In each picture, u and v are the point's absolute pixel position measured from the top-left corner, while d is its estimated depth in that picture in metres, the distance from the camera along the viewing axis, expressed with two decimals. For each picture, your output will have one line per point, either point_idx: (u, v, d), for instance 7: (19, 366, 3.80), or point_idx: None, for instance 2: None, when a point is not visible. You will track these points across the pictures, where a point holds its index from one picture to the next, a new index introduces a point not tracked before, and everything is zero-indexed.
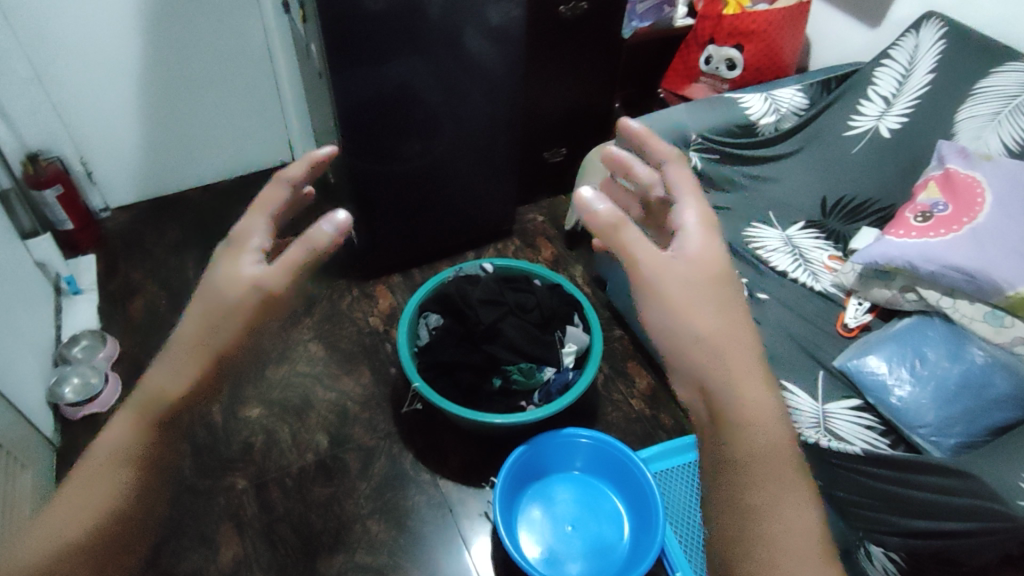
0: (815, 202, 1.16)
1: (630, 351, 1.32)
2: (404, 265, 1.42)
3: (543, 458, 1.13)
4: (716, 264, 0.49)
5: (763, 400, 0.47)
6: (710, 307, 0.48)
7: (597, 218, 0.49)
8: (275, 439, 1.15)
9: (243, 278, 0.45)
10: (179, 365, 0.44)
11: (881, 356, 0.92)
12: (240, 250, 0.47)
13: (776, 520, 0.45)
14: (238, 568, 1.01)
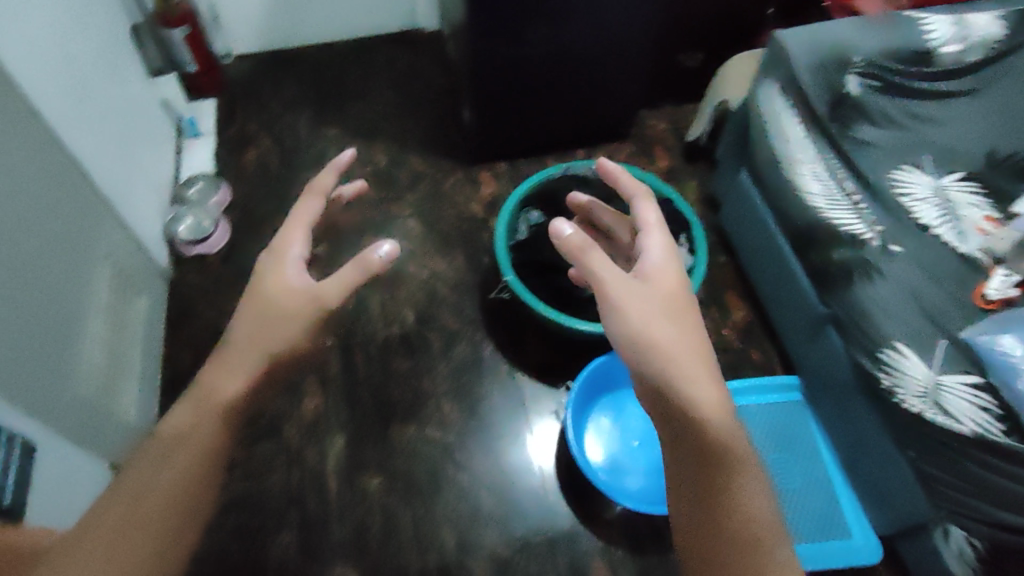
0: (980, 153, 1.02)
1: (732, 281, 1.25)
2: (511, 154, 1.38)
3: (625, 371, 1.11)
4: (670, 283, 0.76)
5: (712, 396, 0.69)
6: (665, 319, 0.73)
7: (570, 238, 0.77)
8: (365, 306, 1.18)
9: (290, 284, 0.72)
10: (235, 369, 0.67)
11: (1019, 337, 0.82)
12: (288, 257, 0.74)
13: (740, 489, 0.64)
14: (318, 419, 1.07)
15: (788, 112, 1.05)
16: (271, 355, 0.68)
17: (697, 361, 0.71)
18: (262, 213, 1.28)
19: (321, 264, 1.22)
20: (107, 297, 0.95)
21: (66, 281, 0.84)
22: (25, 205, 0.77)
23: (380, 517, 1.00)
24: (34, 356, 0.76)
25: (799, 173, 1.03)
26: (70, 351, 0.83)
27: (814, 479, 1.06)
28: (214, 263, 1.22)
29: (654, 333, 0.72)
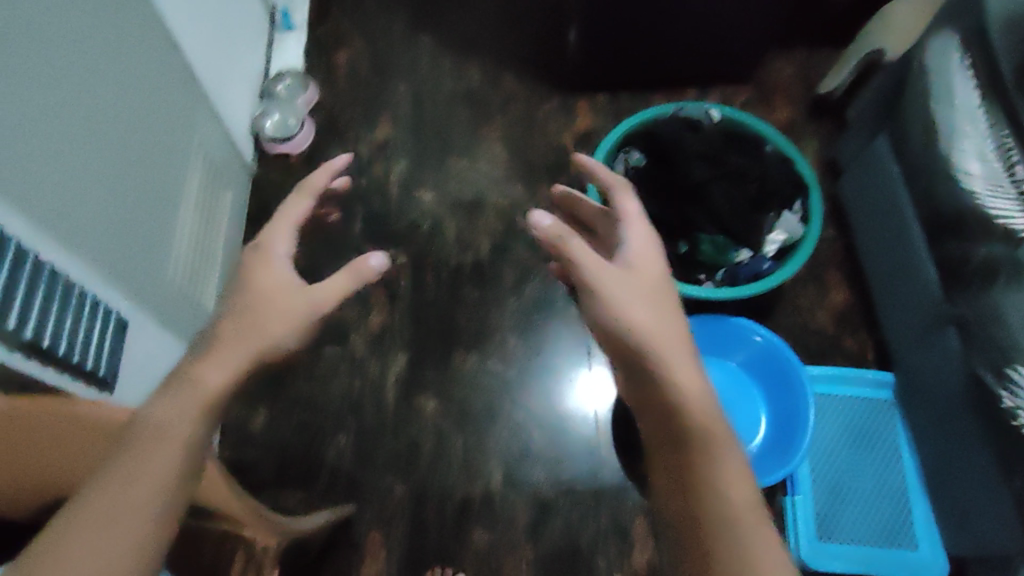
0: None
1: (836, 258, 1.14)
2: (617, 84, 1.25)
3: (705, 338, 1.04)
4: (649, 269, 0.69)
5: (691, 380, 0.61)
6: (644, 301, 0.66)
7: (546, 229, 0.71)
8: (441, 229, 1.13)
9: (282, 279, 0.63)
10: (224, 364, 0.56)
11: None
12: (274, 255, 0.65)
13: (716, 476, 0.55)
14: (384, 333, 1.07)
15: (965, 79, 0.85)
16: (259, 351, 0.59)
17: (680, 343, 0.64)
18: (348, 117, 1.21)
19: (401, 178, 1.17)
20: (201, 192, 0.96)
21: (163, 174, 0.85)
22: (129, 92, 0.76)
23: (433, 438, 1.01)
24: (131, 245, 0.77)
25: (958, 149, 0.86)
26: (162, 242, 0.84)
27: (886, 483, 1.00)
28: (296, 162, 1.18)
29: (636, 317, 0.65)
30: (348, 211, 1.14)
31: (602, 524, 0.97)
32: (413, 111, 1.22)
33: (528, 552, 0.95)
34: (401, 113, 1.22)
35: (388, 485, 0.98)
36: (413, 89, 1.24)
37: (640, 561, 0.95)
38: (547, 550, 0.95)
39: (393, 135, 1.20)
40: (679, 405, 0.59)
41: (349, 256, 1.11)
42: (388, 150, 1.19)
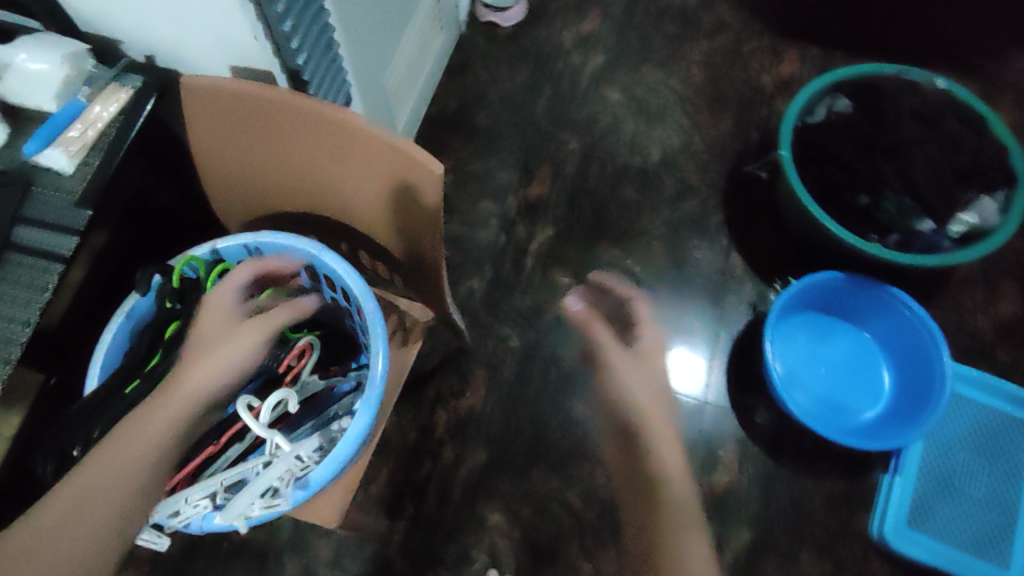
0: None
1: (1013, 271, 1.07)
2: (833, 39, 1.22)
3: (850, 299, 1.00)
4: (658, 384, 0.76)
5: (676, 462, 0.72)
6: (655, 417, 0.77)
7: (575, 314, 0.68)
8: (618, 128, 1.17)
9: (225, 314, 0.67)
10: (173, 385, 0.62)
11: None
12: (225, 298, 0.67)
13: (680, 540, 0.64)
14: (539, 202, 1.12)
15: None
16: (217, 373, 0.64)
17: (673, 445, 0.74)
18: (560, 5, 1.26)
19: (595, 71, 1.20)
20: (423, 28, 1.04)
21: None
22: None
23: (558, 308, 1.06)
24: (361, 38, 0.83)
25: None
26: (386, 49, 0.93)
27: (998, 494, 0.94)
28: (504, 31, 1.24)
29: (650, 434, 0.74)
30: (537, 86, 1.19)
31: (693, 433, 0.99)
32: (623, 15, 1.25)
33: None
34: (612, 14, 1.25)
35: (504, 335, 1.04)
36: None
37: (720, 478, 0.97)
38: None
39: (598, 31, 1.24)
40: (656, 477, 0.69)
41: (527, 128, 1.16)
42: (589, 43, 1.22)
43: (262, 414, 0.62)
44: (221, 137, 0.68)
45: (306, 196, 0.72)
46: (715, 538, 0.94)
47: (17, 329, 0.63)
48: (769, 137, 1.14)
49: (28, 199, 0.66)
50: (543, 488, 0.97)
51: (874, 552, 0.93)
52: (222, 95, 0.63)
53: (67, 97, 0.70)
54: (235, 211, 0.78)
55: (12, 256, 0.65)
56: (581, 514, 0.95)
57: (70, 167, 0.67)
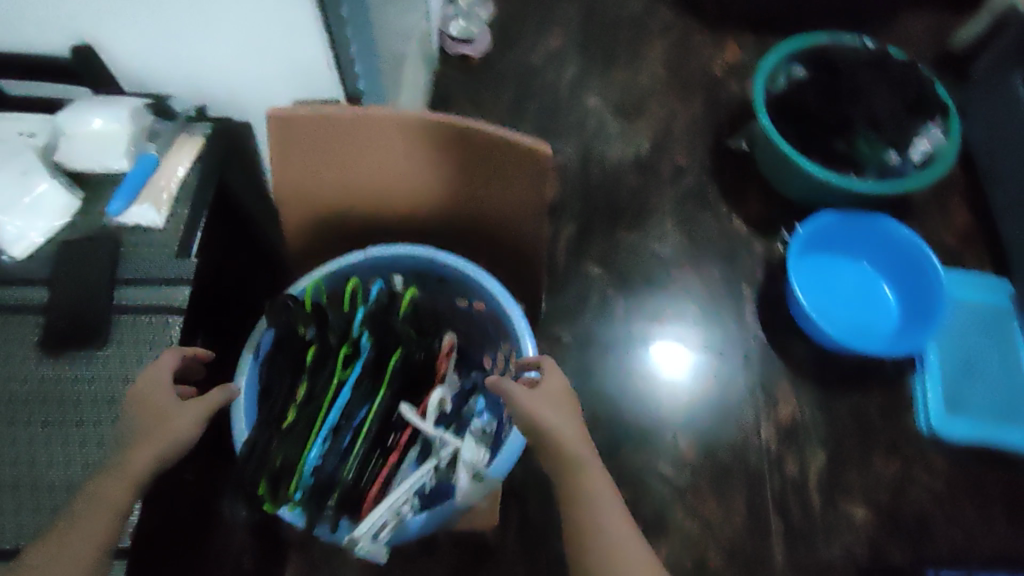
0: None
1: (960, 187, 1.25)
2: (762, 25, 1.39)
3: (848, 235, 1.14)
4: (564, 395, 0.66)
5: (610, 506, 0.57)
6: (557, 409, 0.63)
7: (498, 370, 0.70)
8: (606, 127, 1.27)
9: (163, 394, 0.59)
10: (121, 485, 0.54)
11: None
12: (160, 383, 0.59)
13: (624, 556, 0.54)
14: (555, 205, 1.19)
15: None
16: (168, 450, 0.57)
17: (605, 480, 0.59)
18: (522, 29, 1.38)
19: (571, 83, 1.32)
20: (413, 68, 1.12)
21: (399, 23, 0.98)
22: None
23: (599, 295, 1.13)
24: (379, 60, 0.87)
25: None
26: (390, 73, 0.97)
27: (1010, 367, 1.09)
28: (478, 59, 1.33)
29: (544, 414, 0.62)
30: (523, 103, 1.29)
31: (751, 379, 1.08)
32: (581, 30, 1.38)
33: (684, 398, 1.07)
34: (571, 31, 1.38)
35: (557, 330, 1.10)
36: (581, 11, 1.41)
37: (785, 413, 1.06)
38: (701, 398, 1.07)
39: (564, 46, 1.36)
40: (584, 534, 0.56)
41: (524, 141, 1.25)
42: (558, 60, 1.34)
43: (433, 409, 0.73)
44: (312, 160, 0.76)
45: (388, 186, 0.83)
46: (797, 464, 1.03)
47: (122, 387, 0.62)
48: (735, 114, 1.29)
49: (123, 260, 0.68)
50: (635, 461, 1.02)
51: (929, 445, 1.05)
52: (323, 129, 0.72)
53: (137, 152, 0.72)
54: (318, 225, 0.88)
55: (125, 317, 0.65)
56: (677, 477, 1.01)
57: (161, 221, 0.70)
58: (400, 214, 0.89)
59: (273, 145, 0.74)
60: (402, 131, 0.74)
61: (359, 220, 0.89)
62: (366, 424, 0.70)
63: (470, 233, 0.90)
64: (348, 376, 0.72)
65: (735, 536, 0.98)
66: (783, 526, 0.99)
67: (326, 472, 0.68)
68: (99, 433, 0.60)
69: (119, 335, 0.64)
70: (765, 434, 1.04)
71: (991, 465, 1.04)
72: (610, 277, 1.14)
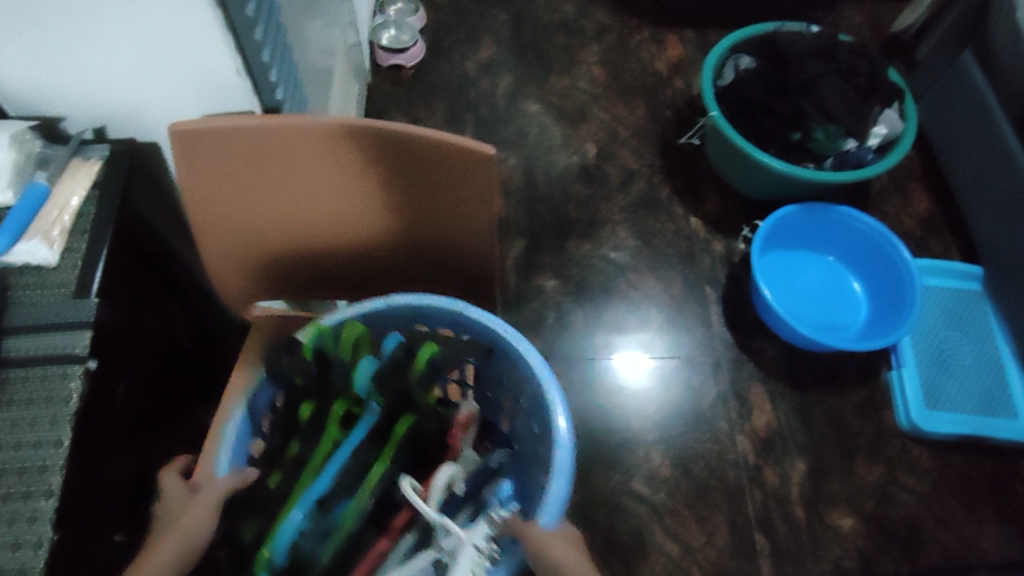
0: None
1: (916, 172, 1.22)
2: (701, 22, 1.35)
3: (808, 228, 1.09)
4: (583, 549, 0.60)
5: None
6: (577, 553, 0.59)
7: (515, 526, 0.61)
8: (548, 134, 1.21)
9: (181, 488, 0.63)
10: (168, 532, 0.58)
11: None
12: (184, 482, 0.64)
13: None
14: (502, 221, 1.13)
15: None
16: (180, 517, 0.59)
17: None
18: (454, 40, 1.32)
19: (508, 92, 1.26)
20: (341, 87, 1.04)
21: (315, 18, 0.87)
22: None
23: (554, 311, 1.05)
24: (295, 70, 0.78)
25: None
26: (311, 78, 0.86)
27: (984, 358, 1.05)
28: (408, 76, 1.27)
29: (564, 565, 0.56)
30: (460, 117, 1.23)
31: (722, 388, 1.01)
32: (514, 37, 1.33)
33: (652, 412, 0.99)
34: (504, 39, 1.32)
35: None
36: (512, 18, 1.35)
37: (760, 421, 0.99)
38: (671, 409, 1.00)
39: (498, 56, 1.30)
40: None
41: None
42: (492, 71, 1.28)
43: (439, 491, 0.59)
44: (227, 187, 0.67)
45: (324, 220, 0.73)
46: (779, 477, 0.96)
47: (49, 452, 0.52)
48: (681, 113, 1.24)
49: (13, 306, 0.58)
50: (606, 487, 0.94)
51: (912, 443, 0.99)
52: (236, 143, 0.63)
53: (25, 184, 0.63)
54: (252, 267, 0.78)
55: (17, 371, 0.55)
56: (653, 498, 0.93)
57: (54, 257, 0.60)
58: (346, 256, 0.79)
59: (179, 168, 0.64)
60: (334, 148, 0.65)
61: (301, 263, 0.78)
62: (362, 492, 0.61)
63: (421, 268, 0.80)
64: (345, 441, 0.63)
65: (719, 560, 0.90)
66: (769, 544, 0.91)
67: (304, 552, 0.59)
68: (30, 508, 0.50)
69: (10, 393, 0.54)
70: (741, 446, 0.97)
71: (978, 458, 0.99)
72: (565, 292, 1.07)
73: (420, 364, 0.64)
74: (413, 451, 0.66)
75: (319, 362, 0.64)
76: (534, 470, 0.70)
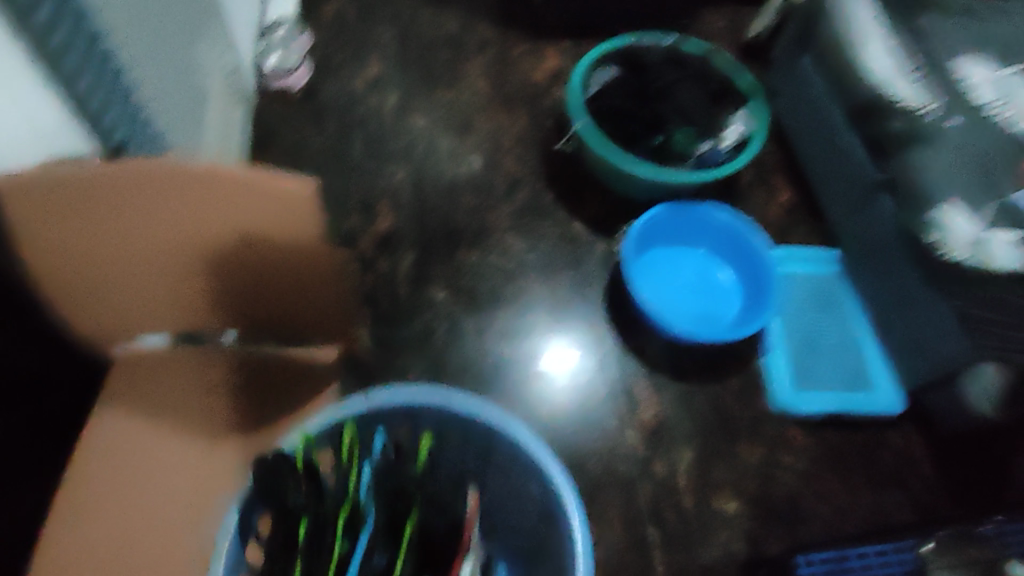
0: None
1: (781, 167, 1.30)
2: (579, 32, 1.40)
3: (678, 227, 1.15)
4: None
5: None
6: None
7: None
8: (435, 147, 1.22)
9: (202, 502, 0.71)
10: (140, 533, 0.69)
11: None
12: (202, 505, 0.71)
13: None
14: (392, 234, 1.13)
15: (972, 52, 1.04)
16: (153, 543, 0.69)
17: None
18: (336, 56, 1.31)
19: (393, 107, 1.26)
20: (220, 110, 1.03)
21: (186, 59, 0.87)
22: None
23: (445, 322, 1.06)
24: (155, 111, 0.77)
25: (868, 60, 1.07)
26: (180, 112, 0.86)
27: (844, 337, 1.13)
28: (296, 95, 1.25)
29: None
30: (345, 133, 1.22)
31: (610, 384, 1.05)
32: (398, 52, 1.33)
33: (543, 414, 1.02)
34: (388, 54, 1.33)
35: (403, 366, 1.02)
36: (396, 34, 1.36)
37: (647, 414, 1.03)
38: (561, 410, 1.02)
39: (381, 71, 1.30)
40: None
41: (349, 170, 1.18)
42: (375, 86, 1.28)
43: None
44: (73, 231, 0.64)
45: (180, 269, 0.70)
46: (667, 467, 1.00)
47: None
48: (562, 121, 1.28)
49: None
50: None
51: (787, 422, 1.05)
52: (82, 189, 0.62)
53: None
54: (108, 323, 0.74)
55: None
56: None
57: None
58: (205, 319, 0.76)
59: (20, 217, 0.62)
60: (189, 192, 0.64)
61: (164, 320, 0.76)
62: None
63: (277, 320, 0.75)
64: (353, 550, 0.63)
65: (613, 553, 0.93)
66: (660, 533, 0.95)
67: None
68: None
69: None
70: (630, 440, 1.01)
71: (846, 430, 1.06)
72: (457, 302, 1.08)
73: (421, 457, 0.70)
74: (419, 551, 0.68)
75: (310, 473, 0.64)
76: (524, 549, 0.77)
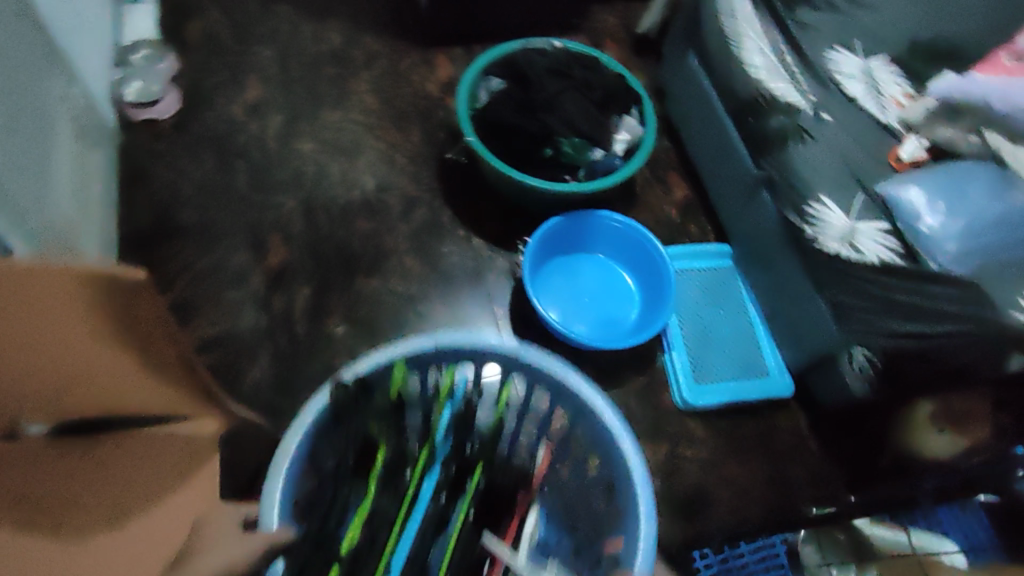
0: (902, 41, 1.15)
1: (673, 163, 1.34)
2: (467, 38, 1.38)
3: (576, 235, 1.17)
4: None
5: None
6: None
7: None
8: (325, 172, 1.20)
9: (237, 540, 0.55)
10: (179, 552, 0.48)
11: (922, 188, 0.95)
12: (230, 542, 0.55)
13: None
14: (285, 268, 1.11)
15: (835, 46, 1.14)
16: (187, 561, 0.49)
17: None
18: (213, 82, 1.26)
19: (279, 132, 1.23)
20: (70, 158, 0.97)
21: (25, 115, 0.85)
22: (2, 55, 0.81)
23: (348, 354, 1.06)
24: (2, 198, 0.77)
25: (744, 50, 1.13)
26: (30, 183, 0.84)
27: (740, 325, 1.19)
28: (166, 127, 1.20)
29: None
30: (229, 164, 1.18)
31: None
32: (280, 72, 1.29)
33: None
34: (269, 75, 1.28)
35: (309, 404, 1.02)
36: (276, 52, 1.31)
37: None
38: None
39: (264, 95, 1.26)
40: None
41: (237, 205, 1.15)
42: (257, 111, 1.24)
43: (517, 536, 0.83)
44: None
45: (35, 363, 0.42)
46: None
47: None
48: (455, 134, 1.27)
49: None
50: None
51: (687, 416, 1.11)
52: None
53: None
54: None
55: None
56: None
57: None
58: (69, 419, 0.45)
59: None
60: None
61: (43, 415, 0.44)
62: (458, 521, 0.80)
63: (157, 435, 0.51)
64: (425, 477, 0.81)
65: None
66: None
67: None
68: None
69: None
70: None
71: (741, 417, 1.13)
72: (359, 331, 1.08)
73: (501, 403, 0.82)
74: (484, 500, 0.83)
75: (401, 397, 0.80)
76: (586, 535, 0.84)
